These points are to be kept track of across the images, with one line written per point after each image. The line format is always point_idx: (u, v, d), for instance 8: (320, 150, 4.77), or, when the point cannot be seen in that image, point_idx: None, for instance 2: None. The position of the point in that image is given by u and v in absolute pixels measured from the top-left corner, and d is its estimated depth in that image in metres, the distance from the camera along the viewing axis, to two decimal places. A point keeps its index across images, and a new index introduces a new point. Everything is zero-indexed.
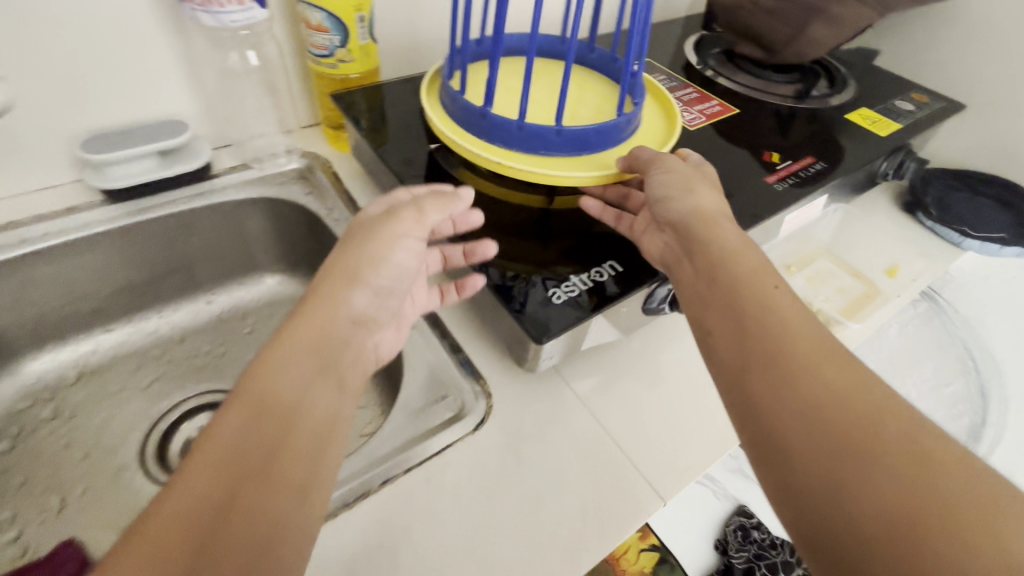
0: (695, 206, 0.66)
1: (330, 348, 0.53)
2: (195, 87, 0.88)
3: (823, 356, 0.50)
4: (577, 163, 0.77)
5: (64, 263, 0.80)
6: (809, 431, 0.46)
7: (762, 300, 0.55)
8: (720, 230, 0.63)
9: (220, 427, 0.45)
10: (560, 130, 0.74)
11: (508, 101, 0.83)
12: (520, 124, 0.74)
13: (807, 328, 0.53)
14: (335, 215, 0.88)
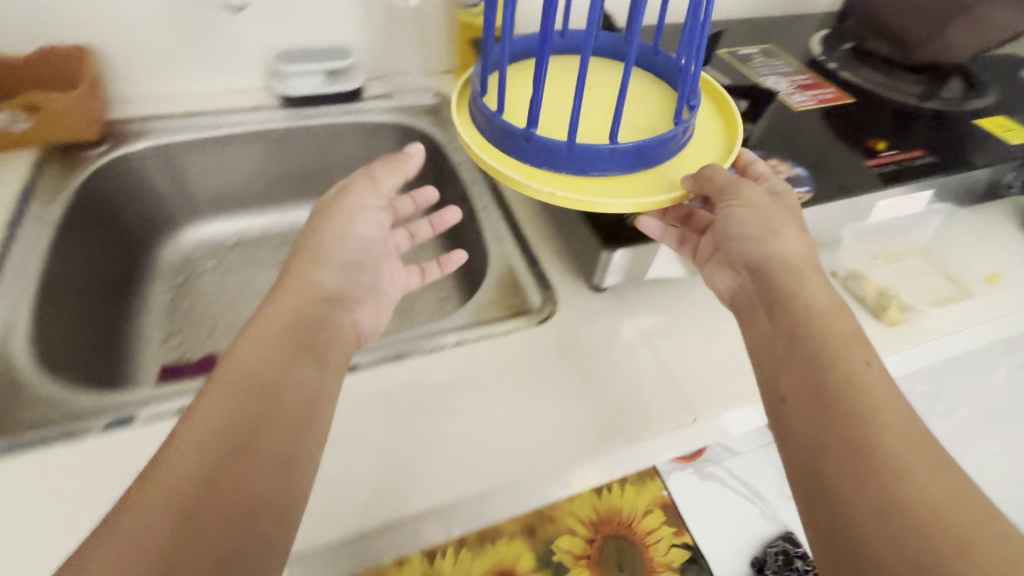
0: (772, 253, 0.65)
1: (304, 334, 0.59)
2: (363, 21, 1.02)
3: (912, 444, 0.49)
4: (624, 182, 0.66)
5: (242, 149, 1.01)
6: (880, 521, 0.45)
7: (852, 377, 0.53)
8: (806, 285, 0.62)
9: (203, 410, 0.49)
10: (615, 147, 0.63)
11: (553, 117, 0.71)
12: (569, 145, 0.62)
13: (896, 410, 0.51)
14: (456, 146, 1.00)
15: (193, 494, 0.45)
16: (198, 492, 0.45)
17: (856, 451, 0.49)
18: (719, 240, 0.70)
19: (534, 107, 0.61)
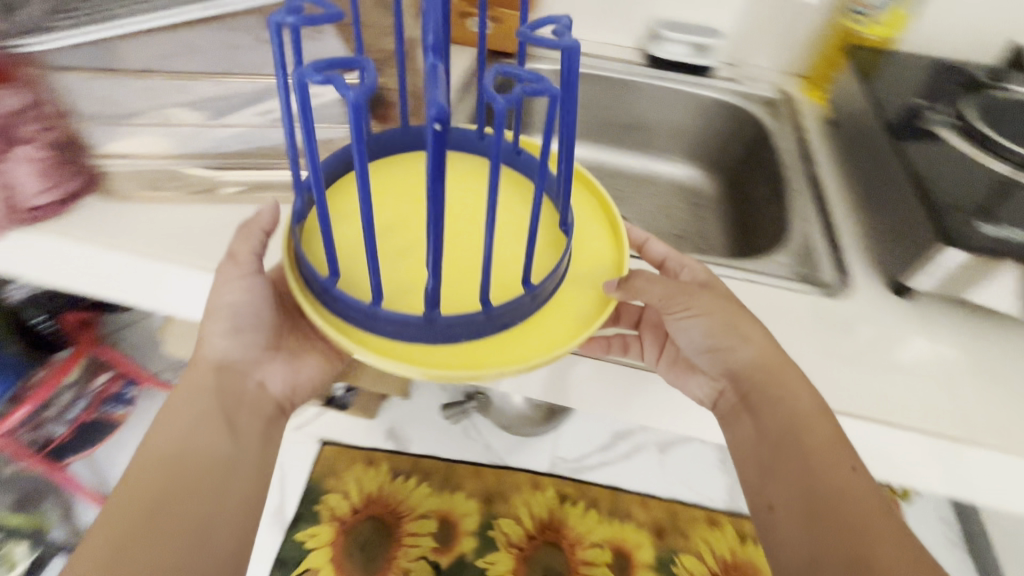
0: (757, 359, 0.67)
1: (229, 395, 0.68)
2: (741, 13, 1.20)
3: (876, 538, 0.58)
4: (550, 313, 0.56)
5: (611, 86, 1.21)
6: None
7: (810, 458, 0.63)
8: (796, 405, 0.65)
9: (133, 476, 0.62)
10: (530, 297, 0.53)
11: (357, 275, 0.55)
12: (428, 320, 0.49)
13: (865, 506, 0.60)
14: (783, 136, 1.11)
15: (168, 476, 0.62)
16: (136, 521, 0.58)
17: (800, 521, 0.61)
18: (682, 347, 0.74)
19: (372, 274, 0.48)
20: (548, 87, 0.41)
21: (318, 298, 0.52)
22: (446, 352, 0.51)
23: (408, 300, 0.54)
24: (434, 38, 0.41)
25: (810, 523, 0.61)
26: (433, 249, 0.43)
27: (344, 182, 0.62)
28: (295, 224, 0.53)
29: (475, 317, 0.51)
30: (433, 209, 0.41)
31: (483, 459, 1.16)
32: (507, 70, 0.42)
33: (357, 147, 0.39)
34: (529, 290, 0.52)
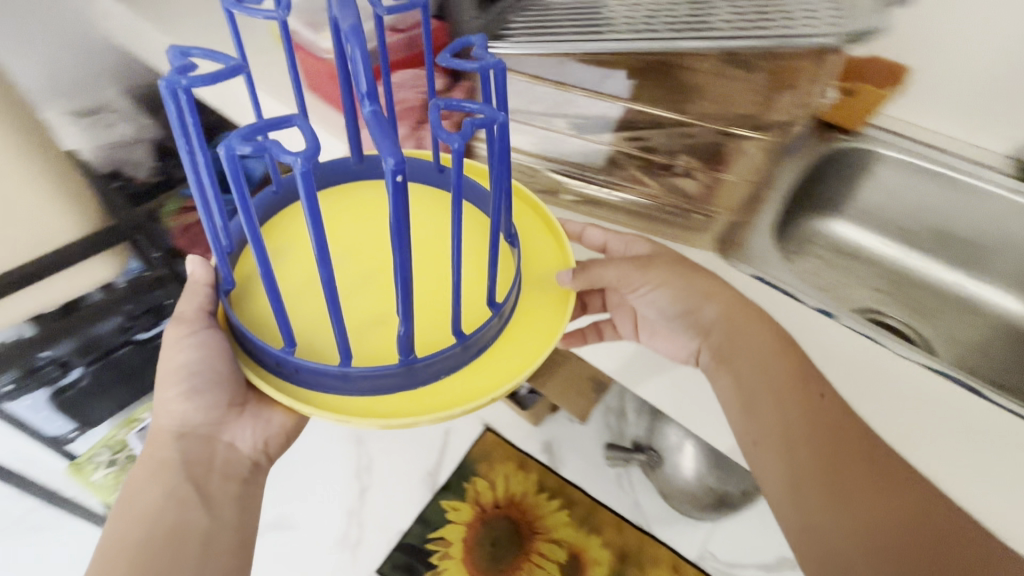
0: (726, 318, 0.71)
1: (197, 464, 0.69)
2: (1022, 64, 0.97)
3: (803, 427, 0.64)
4: (495, 357, 0.55)
5: (950, 227, 1.06)
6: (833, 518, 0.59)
7: (776, 407, 0.66)
8: (753, 353, 0.69)
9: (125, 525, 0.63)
10: (462, 347, 0.52)
11: (320, 323, 0.57)
12: (408, 366, 0.50)
13: (788, 398, 0.66)
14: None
15: (144, 551, 0.61)
16: (154, 546, 0.62)
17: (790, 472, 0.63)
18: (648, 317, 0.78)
19: (338, 340, 0.48)
20: (497, 118, 0.42)
21: (272, 369, 0.52)
22: (392, 394, 0.52)
23: (368, 350, 0.55)
24: (371, 91, 0.39)
25: (783, 450, 0.64)
26: (405, 298, 0.44)
27: (275, 227, 0.64)
28: (225, 286, 0.57)
29: (449, 352, 0.51)
30: (400, 253, 0.40)
31: (628, 515, 1.11)
32: (451, 104, 0.44)
33: (315, 236, 0.40)
34: (461, 339, 0.52)
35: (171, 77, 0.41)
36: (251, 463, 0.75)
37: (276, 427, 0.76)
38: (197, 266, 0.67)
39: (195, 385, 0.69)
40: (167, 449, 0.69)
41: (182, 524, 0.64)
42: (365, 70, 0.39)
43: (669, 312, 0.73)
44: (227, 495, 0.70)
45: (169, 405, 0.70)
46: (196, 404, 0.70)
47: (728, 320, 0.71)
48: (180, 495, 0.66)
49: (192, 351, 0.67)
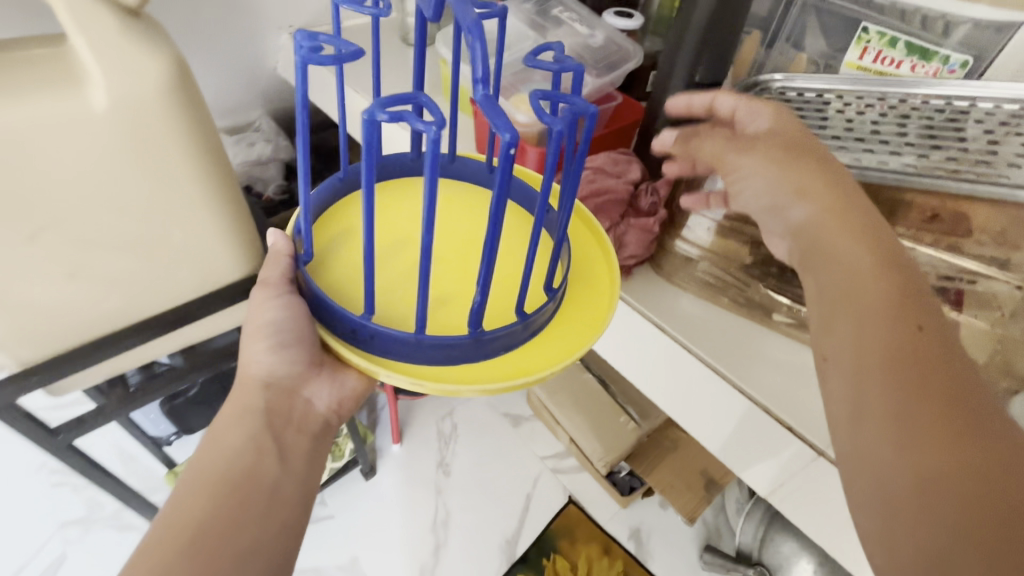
0: (807, 226, 0.43)
1: (279, 415, 0.52)
2: None
3: (887, 371, 0.36)
4: (567, 324, 0.45)
5: None
6: (944, 513, 0.32)
7: (859, 341, 0.38)
8: (839, 274, 0.41)
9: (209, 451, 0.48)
10: (522, 325, 0.42)
11: (399, 290, 0.45)
12: (476, 339, 0.40)
13: (876, 324, 0.38)
14: None
15: (220, 493, 0.45)
16: (227, 489, 0.46)
17: (875, 426, 0.35)
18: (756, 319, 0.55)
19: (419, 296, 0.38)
20: (593, 111, 0.32)
21: (347, 337, 0.42)
22: (456, 362, 0.42)
23: (437, 316, 0.44)
24: (486, 75, 0.29)
25: (860, 387, 0.37)
26: (487, 263, 0.36)
27: (335, 211, 0.50)
28: (302, 261, 0.46)
29: (513, 329, 0.41)
30: (495, 226, 0.34)
31: None
32: (551, 94, 0.33)
33: (428, 213, 0.32)
34: (524, 317, 0.42)
35: (309, 33, 0.32)
36: (321, 421, 0.56)
37: (348, 387, 0.58)
38: (279, 243, 0.49)
39: (283, 338, 0.50)
40: (255, 394, 0.51)
41: (261, 471, 0.48)
42: (472, 36, 0.28)
43: (775, 203, 0.45)
44: (300, 457, 0.51)
45: (252, 355, 0.51)
46: (283, 357, 0.52)
47: (821, 229, 0.42)
48: (258, 439, 0.49)
49: (284, 310, 0.48)
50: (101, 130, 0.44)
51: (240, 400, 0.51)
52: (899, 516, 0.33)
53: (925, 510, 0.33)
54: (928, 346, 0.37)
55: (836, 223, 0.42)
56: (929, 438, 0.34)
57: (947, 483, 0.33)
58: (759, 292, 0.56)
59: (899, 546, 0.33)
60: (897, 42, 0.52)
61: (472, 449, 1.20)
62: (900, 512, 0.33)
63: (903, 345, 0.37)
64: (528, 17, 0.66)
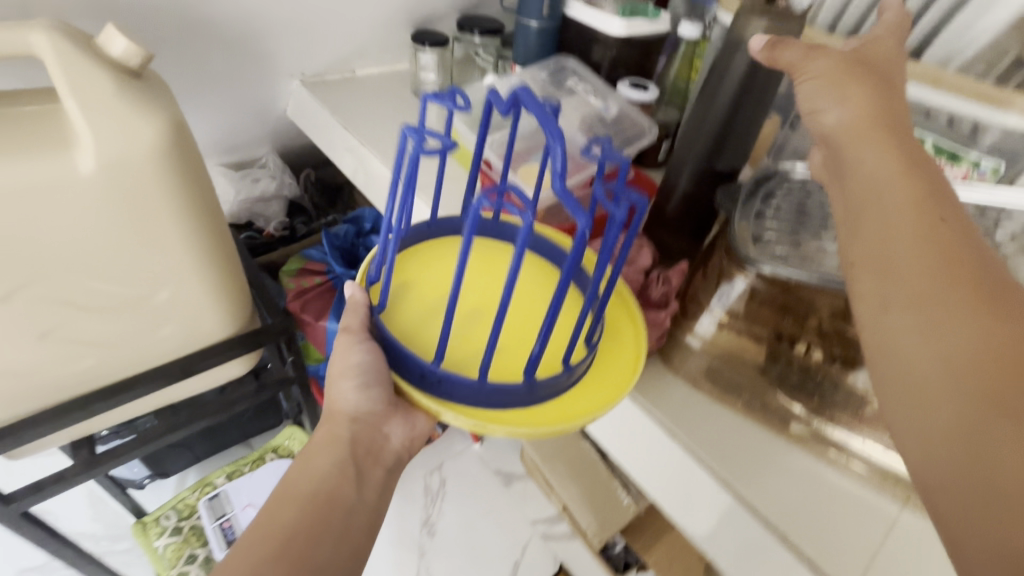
0: (836, 136, 0.35)
1: (364, 446, 0.51)
2: None
3: (915, 259, 0.29)
4: (610, 362, 0.44)
5: None
6: (970, 405, 0.25)
7: (883, 232, 0.31)
8: (857, 172, 0.33)
9: (303, 473, 0.48)
10: (568, 375, 0.41)
11: (472, 338, 0.45)
12: (530, 386, 0.40)
13: (902, 211, 0.31)
14: None
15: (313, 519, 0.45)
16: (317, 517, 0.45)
17: (901, 317, 0.29)
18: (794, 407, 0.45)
19: (486, 346, 0.38)
20: (645, 204, 0.31)
21: (418, 382, 0.42)
22: (511, 410, 0.41)
23: (500, 365, 0.44)
24: (565, 166, 0.29)
25: (882, 281, 0.30)
26: (550, 321, 0.36)
27: (407, 261, 0.50)
28: (376, 311, 0.46)
29: (558, 379, 0.40)
30: (559, 294, 0.35)
31: None
32: (619, 187, 0.32)
33: (510, 282, 0.33)
34: (569, 367, 0.41)
35: (414, 131, 0.37)
36: (394, 459, 0.54)
37: (422, 427, 0.56)
38: (354, 292, 0.46)
39: (367, 379, 0.48)
40: (342, 425, 0.51)
41: (340, 494, 0.47)
42: (554, 137, 0.29)
43: (812, 110, 0.36)
44: (374, 489, 0.50)
45: (340, 391, 0.50)
46: (368, 397, 0.50)
47: (850, 136, 0.34)
48: (342, 464, 0.49)
49: (369, 355, 0.46)
50: (90, 192, 0.42)
51: (328, 428, 0.51)
52: (921, 414, 0.27)
53: (954, 404, 0.26)
54: (963, 237, 0.30)
55: (870, 126, 0.34)
56: (959, 324, 0.27)
57: (984, 370, 0.26)
58: (779, 396, 0.44)
59: (918, 447, 0.27)
60: (924, 142, 0.47)
61: (463, 509, 1.11)
62: (922, 411, 0.27)
63: (930, 233, 0.30)
64: (541, 86, 0.65)
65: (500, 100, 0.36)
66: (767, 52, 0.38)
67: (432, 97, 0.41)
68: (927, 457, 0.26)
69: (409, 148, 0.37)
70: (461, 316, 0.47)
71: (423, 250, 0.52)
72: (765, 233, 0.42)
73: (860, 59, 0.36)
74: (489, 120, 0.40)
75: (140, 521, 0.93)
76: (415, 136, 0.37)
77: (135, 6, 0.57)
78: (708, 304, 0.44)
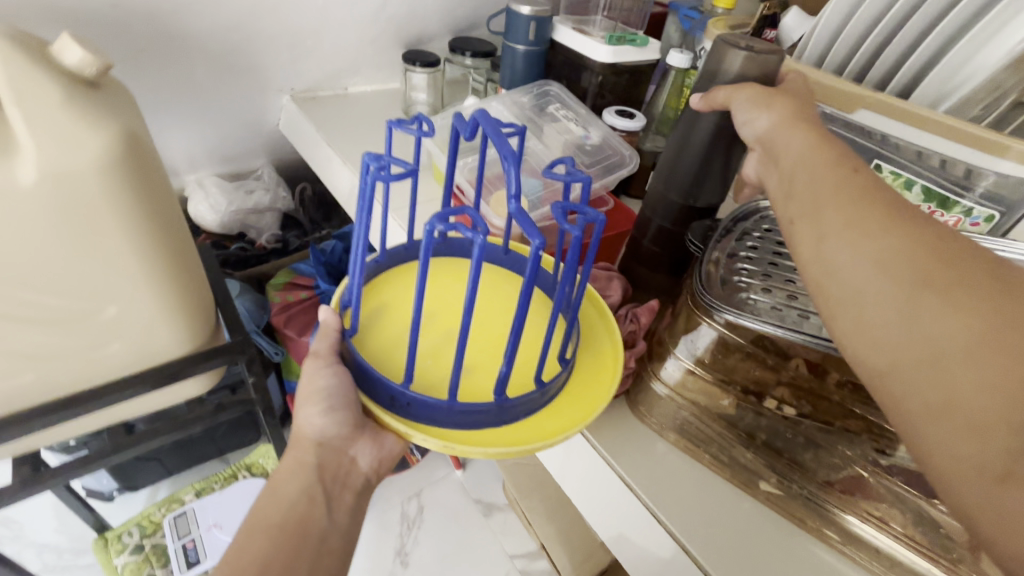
0: (765, 133, 0.37)
1: (332, 474, 0.47)
2: None
3: (844, 189, 0.30)
4: (587, 380, 0.41)
5: None
6: (908, 299, 0.26)
7: (811, 176, 0.32)
8: (785, 143, 0.35)
9: (273, 503, 0.44)
10: (540, 393, 0.38)
11: (442, 357, 0.42)
12: (500, 406, 0.37)
13: (827, 161, 0.32)
14: None
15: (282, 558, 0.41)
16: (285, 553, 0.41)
17: (839, 234, 0.29)
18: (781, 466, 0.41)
19: (455, 365, 0.35)
20: (601, 220, 0.31)
21: (386, 406, 0.39)
22: (481, 431, 0.38)
23: (471, 382, 0.40)
24: (518, 188, 0.29)
25: (815, 215, 0.31)
26: (516, 336, 0.34)
27: (379, 282, 0.47)
28: (348, 335, 0.43)
29: (530, 397, 0.38)
30: (520, 313, 0.32)
31: None
32: (571, 204, 0.31)
33: (468, 300, 0.32)
34: (541, 385, 0.38)
35: (375, 157, 0.36)
36: (364, 482, 0.49)
37: (395, 448, 0.51)
38: (329, 317, 0.42)
39: (334, 402, 0.44)
40: (308, 450, 0.46)
41: (312, 520, 0.43)
42: (507, 159, 0.29)
43: (744, 119, 0.39)
44: (347, 514, 0.46)
45: (306, 415, 0.45)
46: (335, 420, 0.46)
47: (781, 119, 0.36)
48: (311, 490, 0.45)
49: (336, 378, 0.43)
50: (31, 201, 0.40)
51: (293, 455, 0.46)
52: (867, 316, 0.27)
53: (896, 299, 0.26)
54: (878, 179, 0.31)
55: (792, 115, 0.36)
56: (888, 232, 0.28)
57: (917, 265, 0.26)
58: (747, 453, 0.41)
59: (872, 348, 0.27)
60: (913, 185, 0.45)
61: (440, 540, 0.99)
62: (868, 314, 0.27)
63: (852, 173, 0.31)
64: (523, 111, 0.64)
65: (463, 124, 0.36)
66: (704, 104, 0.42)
67: (396, 125, 0.41)
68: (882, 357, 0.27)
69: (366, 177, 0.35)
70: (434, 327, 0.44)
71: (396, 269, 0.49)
72: (738, 276, 0.39)
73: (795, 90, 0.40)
74: (455, 148, 0.40)
75: (102, 536, 0.90)
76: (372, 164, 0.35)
77: (110, 16, 0.57)
78: (674, 349, 0.42)
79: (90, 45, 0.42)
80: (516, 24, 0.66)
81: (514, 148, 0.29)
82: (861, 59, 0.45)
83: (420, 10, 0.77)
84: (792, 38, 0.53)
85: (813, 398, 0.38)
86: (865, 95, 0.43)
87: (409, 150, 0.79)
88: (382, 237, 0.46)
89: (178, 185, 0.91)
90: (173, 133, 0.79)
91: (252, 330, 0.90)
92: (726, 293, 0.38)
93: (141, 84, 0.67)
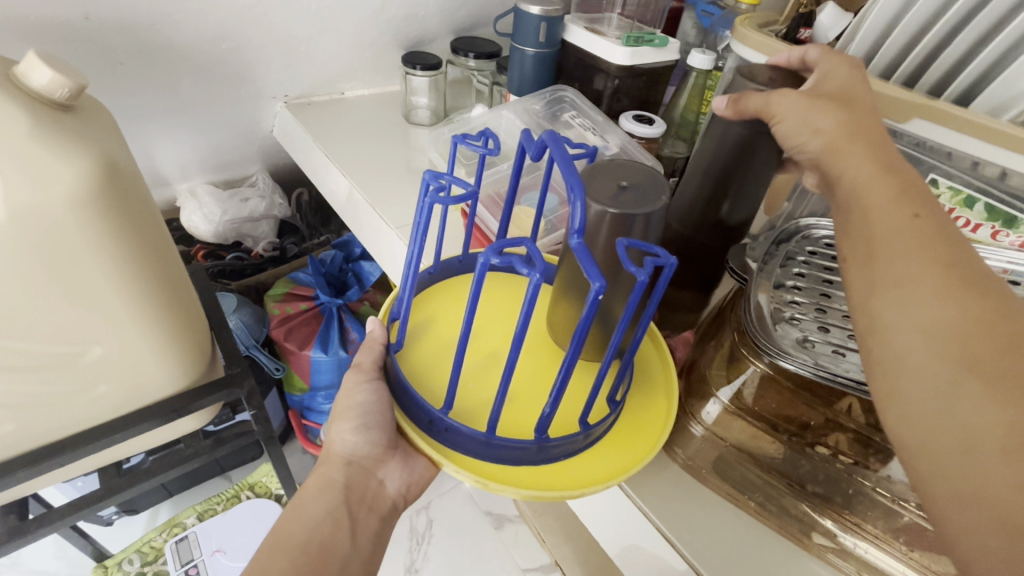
0: (821, 155, 0.34)
1: (359, 498, 0.43)
2: None
3: (906, 237, 0.28)
4: (637, 426, 0.38)
5: None
6: (951, 381, 0.25)
7: (865, 216, 0.30)
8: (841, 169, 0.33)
9: (293, 521, 0.40)
10: (584, 436, 0.34)
11: (485, 382, 0.38)
12: (541, 444, 0.33)
13: (885, 198, 0.30)
14: None
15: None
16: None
17: (901, 291, 0.27)
18: (852, 526, 0.36)
19: (498, 400, 0.32)
20: (672, 263, 0.29)
21: (424, 428, 0.35)
22: (521, 468, 0.34)
23: (511, 416, 0.36)
24: (582, 224, 0.27)
25: (868, 263, 0.29)
26: (563, 377, 0.30)
27: (431, 294, 0.43)
28: (393, 350, 0.38)
29: (573, 439, 0.34)
30: (573, 352, 0.29)
31: None
32: (637, 244, 0.30)
33: (520, 328, 0.29)
34: (585, 427, 0.34)
35: (435, 175, 0.34)
36: (390, 507, 0.45)
37: (427, 472, 0.46)
38: (376, 328, 0.40)
39: (369, 419, 0.41)
40: (336, 468, 0.43)
41: (334, 546, 0.39)
42: (574, 192, 0.27)
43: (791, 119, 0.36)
44: (371, 538, 0.42)
45: (337, 431, 0.42)
46: (368, 438, 0.43)
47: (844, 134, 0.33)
48: (336, 512, 0.41)
49: (375, 396, 0.40)
50: (3, 249, 0.37)
51: (322, 471, 0.43)
52: (904, 387, 0.26)
53: (938, 376, 0.25)
54: (939, 223, 0.29)
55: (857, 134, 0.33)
56: (945, 300, 0.26)
57: (964, 344, 0.25)
58: (799, 504, 0.38)
59: (906, 414, 0.26)
60: (975, 203, 0.39)
61: (452, 556, 0.90)
62: (911, 388, 0.26)
63: (913, 215, 0.29)
64: (536, 119, 0.61)
65: (530, 143, 0.34)
66: (733, 109, 0.39)
67: (460, 140, 0.39)
68: (912, 431, 0.25)
69: (420, 200, 0.34)
70: (484, 350, 0.40)
71: (453, 280, 0.45)
72: (790, 311, 0.36)
73: (838, 92, 0.35)
74: (519, 167, 0.38)
75: (101, 564, 0.85)
76: (429, 185, 0.34)
77: (84, 30, 0.53)
78: (716, 390, 0.39)
79: (60, 64, 0.38)
80: (525, 25, 0.62)
81: (582, 181, 0.28)
82: (918, 57, 0.40)
83: (420, 10, 0.72)
84: (829, 39, 0.47)
85: (875, 449, 0.35)
86: (916, 102, 0.37)
87: (416, 154, 0.74)
88: (437, 244, 0.42)
89: (170, 196, 0.86)
90: (161, 146, 0.74)
91: (247, 348, 0.83)
92: (776, 332, 0.34)
93: (129, 92, 0.62)
